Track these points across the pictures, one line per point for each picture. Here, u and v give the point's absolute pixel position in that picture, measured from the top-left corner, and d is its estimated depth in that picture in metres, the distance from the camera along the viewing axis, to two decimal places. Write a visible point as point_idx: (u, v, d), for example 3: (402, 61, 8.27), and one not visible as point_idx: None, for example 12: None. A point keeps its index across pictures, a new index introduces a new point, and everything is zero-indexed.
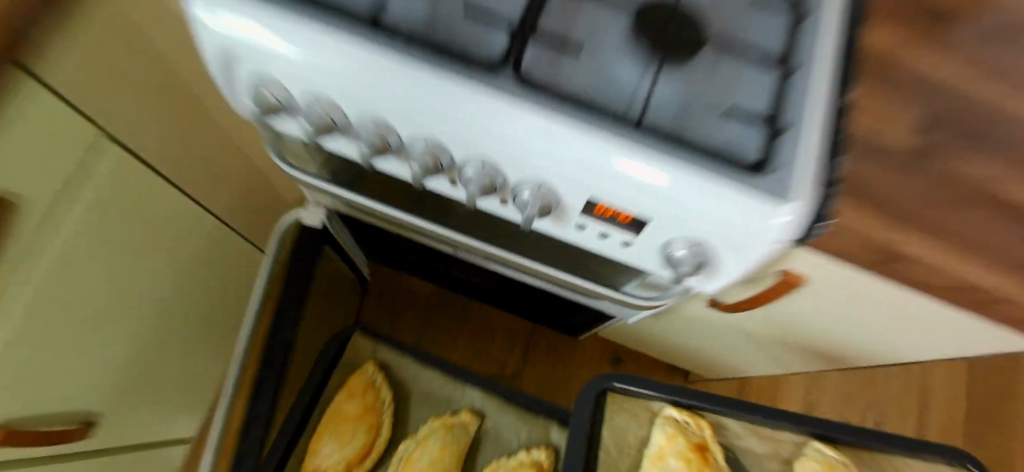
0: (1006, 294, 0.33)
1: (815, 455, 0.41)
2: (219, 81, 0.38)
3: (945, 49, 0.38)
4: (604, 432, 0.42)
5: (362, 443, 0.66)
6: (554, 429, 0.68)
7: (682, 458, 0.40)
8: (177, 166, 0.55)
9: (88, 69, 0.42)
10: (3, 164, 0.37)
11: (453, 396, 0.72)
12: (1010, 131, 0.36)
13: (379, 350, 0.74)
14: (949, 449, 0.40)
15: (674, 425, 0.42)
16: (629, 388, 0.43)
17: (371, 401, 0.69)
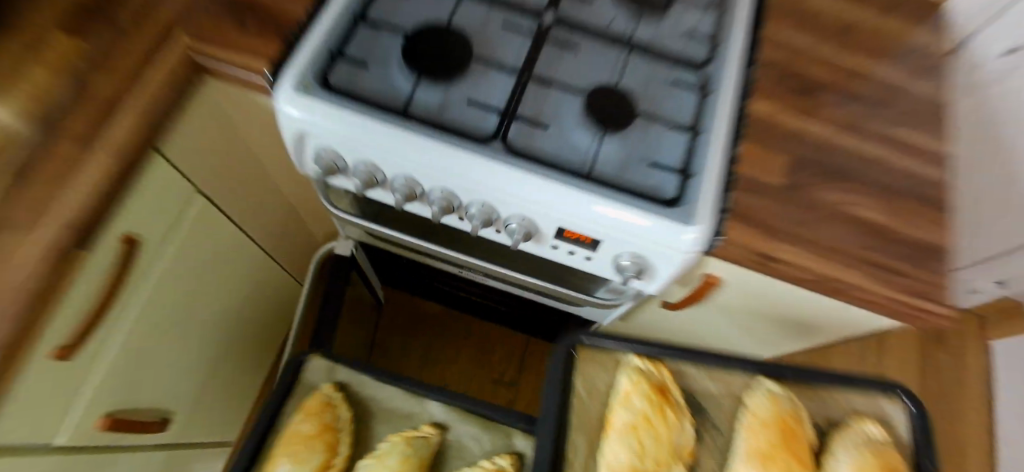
0: (853, 284, 0.48)
1: (762, 390, 0.43)
2: (291, 151, 0.53)
3: (812, 114, 0.54)
4: (576, 384, 0.44)
5: (318, 464, 0.50)
6: (518, 434, 0.54)
7: (645, 402, 0.42)
8: (242, 213, 0.69)
9: (196, 149, 0.56)
10: (141, 216, 0.52)
11: (410, 411, 0.55)
12: (851, 170, 0.52)
13: (334, 364, 0.57)
14: (879, 381, 0.44)
15: (637, 371, 0.43)
16: (598, 344, 0.45)
17: (330, 419, 0.52)
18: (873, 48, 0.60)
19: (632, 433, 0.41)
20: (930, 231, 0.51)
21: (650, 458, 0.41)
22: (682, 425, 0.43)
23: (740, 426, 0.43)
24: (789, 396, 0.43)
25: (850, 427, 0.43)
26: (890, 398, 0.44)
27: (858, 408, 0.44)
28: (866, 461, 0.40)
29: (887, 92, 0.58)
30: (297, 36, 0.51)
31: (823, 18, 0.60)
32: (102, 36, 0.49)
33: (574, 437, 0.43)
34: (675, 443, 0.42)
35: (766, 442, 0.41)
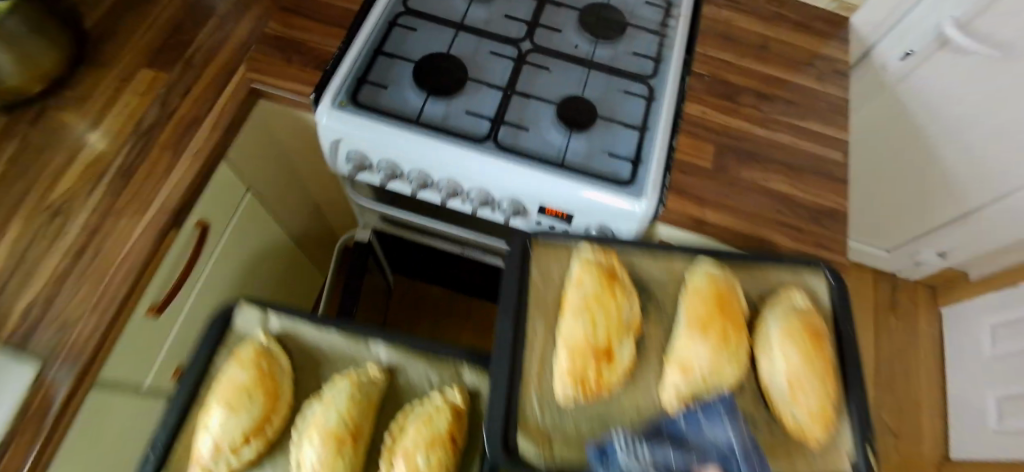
0: (770, 240, 0.62)
1: (701, 268, 0.49)
2: (327, 154, 0.67)
3: (734, 111, 0.69)
4: (531, 270, 0.50)
5: (256, 414, 0.46)
6: (466, 369, 0.52)
7: (595, 282, 0.47)
8: (281, 211, 0.83)
9: (254, 157, 0.70)
10: (214, 209, 0.65)
11: (355, 354, 0.53)
12: (766, 154, 0.67)
13: (267, 314, 0.54)
14: (805, 261, 0.51)
15: (588, 258, 0.49)
16: (550, 237, 0.52)
17: (271, 367, 0.49)
18: (788, 60, 0.73)
19: (586, 310, 0.45)
20: (830, 198, 0.65)
21: (601, 326, 0.44)
22: (630, 302, 0.47)
23: (683, 300, 0.47)
24: (724, 271, 0.49)
25: (781, 296, 0.48)
26: (811, 273, 0.51)
27: (784, 282, 0.51)
28: (792, 322, 0.45)
29: (800, 95, 0.71)
30: (331, 63, 0.64)
31: (747, 36, 0.74)
32: (182, 73, 0.64)
33: (534, 319, 0.48)
34: (623, 316, 0.46)
35: (703, 307, 0.45)
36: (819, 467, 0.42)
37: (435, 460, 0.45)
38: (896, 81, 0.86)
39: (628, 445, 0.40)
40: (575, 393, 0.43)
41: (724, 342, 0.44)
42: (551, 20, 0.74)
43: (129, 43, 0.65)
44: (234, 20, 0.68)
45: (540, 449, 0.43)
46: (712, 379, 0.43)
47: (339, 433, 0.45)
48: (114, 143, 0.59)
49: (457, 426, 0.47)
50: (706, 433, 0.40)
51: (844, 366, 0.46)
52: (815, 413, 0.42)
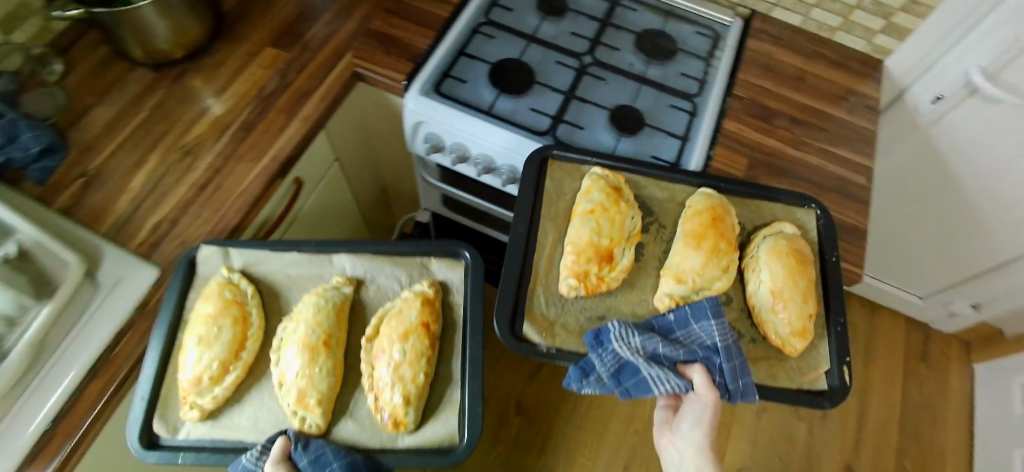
0: None
1: (703, 192, 0.59)
2: (408, 134, 0.79)
3: (769, 131, 0.76)
4: (546, 183, 0.60)
5: (234, 336, 0.52)
6: (432, 259, 0.58)
7: (603, 192, 0.57)
8: (358, 188, 0.94)
9: (345, 133, 0.82)
10: (308, 171, 0.76)
11: (319, 269, 0.58)
12: (796, 170, 0.73)
13: (227, 249, 0.58)
14: (797, 196, 0.61)
15: (596, 175, 0.59)
16: (565, 158, 0.62)
17: (240, 297, 0.54)
18: (823, 93, 0.81)
19: (591, 216, 0.56)
20: (854, 216, 0.71)
21: (605, 234, 0.55)
22: (632, 214, 0.57)
23: (682, 221, 0.57)
24: (722, 196, 0.58)
25: (772, 226, 0.58)
26: (804, 209, 0.61)
27: (778, 215, 0.61)
28: (780, 245, 0.55)
29: (833, 124, 0.78)
30: (421, 58, 0.76)
31: (788, 69, 0.82)
32: (299, 55, 0.75)
33: (545, 226, 0.58)
34: (626, 227, 0.56)
35: (700, 223, 0.55)
36: (799, 367, 0.53)
37: (413, 351, 0.52)
38: (930, 123, 0.91)
39: (621, 336, 0.48)
40: (576, 287, 0.53)
41: (714, 253, 0.54)
42: (611, 40, 0.84)
43: (257, 25, 0.78)
44: (345, 15, 0.79)
45: (543, 335, 0.52)
46: (700, 285, 0.53)
47: (311, 343, 0.51)
48: (236, 105, 0.71)
49: (431, 314, 0.54)
50: (693, 328, 0.49)
51: (827, 285, 0.57)
52: (797, 328, 0.52)
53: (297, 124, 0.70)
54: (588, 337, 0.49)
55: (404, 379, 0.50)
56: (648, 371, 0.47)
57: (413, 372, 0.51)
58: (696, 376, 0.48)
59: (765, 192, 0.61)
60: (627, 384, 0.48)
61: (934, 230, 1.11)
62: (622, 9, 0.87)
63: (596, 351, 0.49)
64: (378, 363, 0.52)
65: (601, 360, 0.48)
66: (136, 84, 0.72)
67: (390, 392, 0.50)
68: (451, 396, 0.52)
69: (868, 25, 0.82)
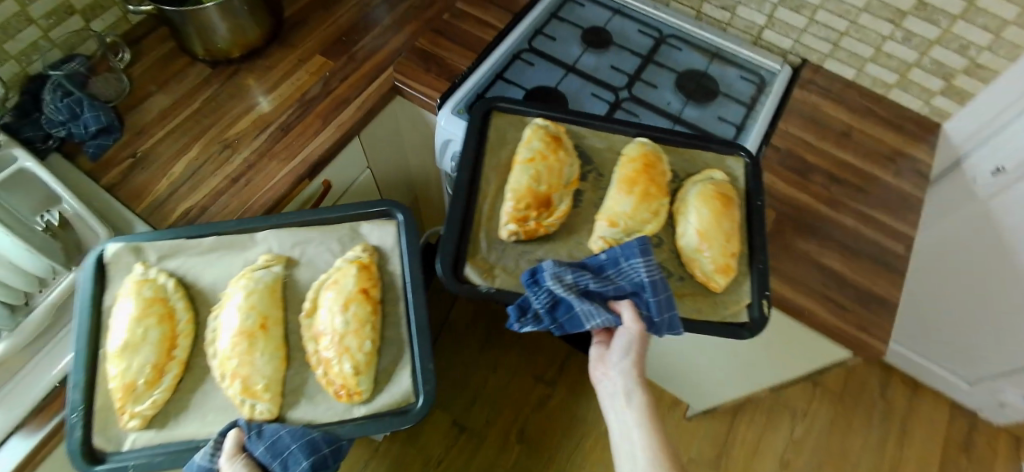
0: (804, 310, 0.66)
1: (640, 143, 0.65)
2: (436, 152, 0.80)
3: (803, 187, 0.73)
4: (490, 134, 0.67)
5: (163, 334, 0.52)
6: (361, 224, 0.61)
7: (542, 142, 0.63)
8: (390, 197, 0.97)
9: (379, 144, 0.84)
10: (338, 176, 0.79)
11: (242, 247, 0.59)
12: (827, 230, 0.71)
13: (141, 246, 0.57)
14: (727, 145, 0.68)
15: (538, 126, 0.65)
16: (510, 109, 0.68)
17: (163, 293, 0.54)
18: (869, 153, 0.77)
19: (530, 163, 0.62)
20: (885, 286, 0.67)
21: (543, 180, 0.61)
22: (569, 162, 0.63)
23: (617, 169, 0.63)
24: (654, 144, 0.65)
25: (703, 175, 0.65)
26: (734, 157, 0.67)
27: (709, 162, 0.67)
28: (706, 191, 0.61)
29: (875, 186, 0.74)
30: (459, 78, 0.78)
31: (834, 123, 0.79)
32: (345, 64, 0.79)
33: (488, 175, 0.64)
34: (564, 175, 0.62)
35: (632, 169, 0.62)
36: (722, 301, 0.59)
37: (356, 318, 0.54)
38: (987, 196, 0.85)
39: (554, 274, 0.53)
40: (515, 231, 0.59)
41: (644, 197, 0.60)
42: (650, 77, 0.83)
43: (312, 33, 0.82)
44: (396, 30, 0.83)
45: (483, 276, 0.58)
46: (630, 227, 0.59)
47: (249, 328, 0.53)
48: (278, 106, 0.75)
49: (369, 279, 0.56)
50: (624, 267, 0.54)
51: (751, 225, 0.63)
52: (719, 265, 0.58)
53: (332, 130, 0.73)
54: (526, 277, 0.55)
55: (350, 348, 0.53)
56: (579, 306, 0.52)
57: (359, 341, 0.53)
58: (624, 311, 0.54)
59: (700, 141, 0.68)
60: (562, 317, 0.54)
61: (985, 310, 1.03)
62: (667, 46, 0.86)
63: (531, 289, 0.54)
64: (320, 334, 0.54)
65: (537, 297, 0.53)
66: (194, 77, 0.77)
67: (339, 364, 0.52)
68: (404, 357, 0.55)
69: (926, 84, 0.77)
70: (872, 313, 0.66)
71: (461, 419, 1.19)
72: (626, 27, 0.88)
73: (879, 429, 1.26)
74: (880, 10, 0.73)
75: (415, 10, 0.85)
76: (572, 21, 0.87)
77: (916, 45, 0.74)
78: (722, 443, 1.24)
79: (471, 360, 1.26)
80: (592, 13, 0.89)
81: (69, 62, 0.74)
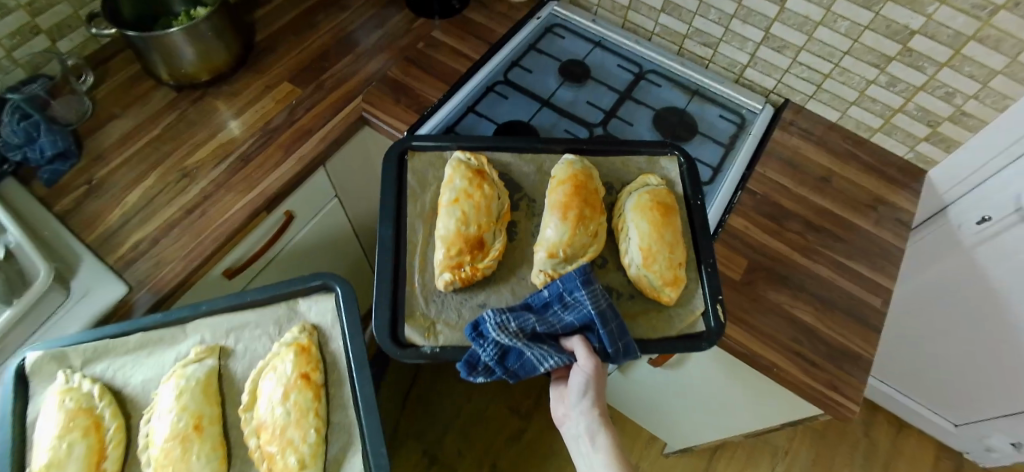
0: (772, 365, 0.63)
1: (577, 164, 0.63)
2: None
3: (778, 235, 0.71)
4: (409, 179, 0.64)
5: (90, 447, 0.54)
6: (297, 301, 0.62)
7: (466, 179, 0.61)
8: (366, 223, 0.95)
9: (350, 174, 0.83)
10: (303, 207, 0.77)
11: (170, 340, 0.60)
12: (801, 281, 0.68)
13: (64, 352, 0.58)
14: (654, 146, 0.67)
15: (459, 161, 0.64)
16: (427, 148, 0.67)
17: (86, 402, 0.56)
18: (848, 199, 0.74)
19: (456, 206, 0.60)
20: (859, 342, 0.64)
21: (472, 221, 0.59)
22: (496, 194, 0.62)
23: (549, 193, 0.62)
24: (582, 160, 0.63)
25: (639, 183, 0.64)
26: (667, 156, 0.67)
27: (643, 168, 0.66)
28: (644, 201, 0.60)
29: (853, 235, 0.72)
30: (428, 111, 0.76)
31: (813, 168, 0.76)
32: (313, 92, 0.78)
33: (415, 224, 0.62)
34: (493, 210, 0.60)
35: (563, 193, 0.60)
36: (676, 312, 0.57)
37: (297, 407, 0.56)
38: (974, 242, 0.81)
39: (497, 325, 0.51)
40: (452, 280, 0.57)
41: (580, 221, 0.58)
42: (627, 114, 0.80)
43: (283, 58, 0.80)
44: (371, 56, 0.81)
45: (426, 336, 0.56)
46: (570, 255, 0.58)
47: (181, 431, 0.55)
48: (238, 134, 0.73)
49: (308, 364, 0.58)
50: (569, 301, 0.53)
51: (693, 225, 0.62)
52: (667, 278, 0.56)
53: (293, 162, 0.72)
54: (469, 331, 0.53)
55: (293, 440, 0.55)
56: (530, 352, 0.51)
57: (302, 432, 0.55)
58: (576, 348, 0.52)
59: (630, 145, 0.67)
60: (515, 367, 0.52)
61: (973, 358, 0.99)
62: (646, 82, 0.84)
63: (477, 342, 0.52)
64: (262, 428, 0.56)
65: (484, 349, 0.52)
66: (160, 100, 0.76)
67: (284, 457, 0.55)
68: (351, 441, 0.57)
69: (911, 130, 0.74)
70: (845, 369, 0.63)
71: (433, 450, 1.16)
72: (607, 61, 0.86)
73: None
74: (863, 54, 0.70)
75: (392, 35, 0.84)
76: (551, 53, 0.86)
77: (901, 90, 0.71)
78: None
79: (445, 388, 1.23)
80: (573, 45, 0.87)
81: (30, 84, 0.72)
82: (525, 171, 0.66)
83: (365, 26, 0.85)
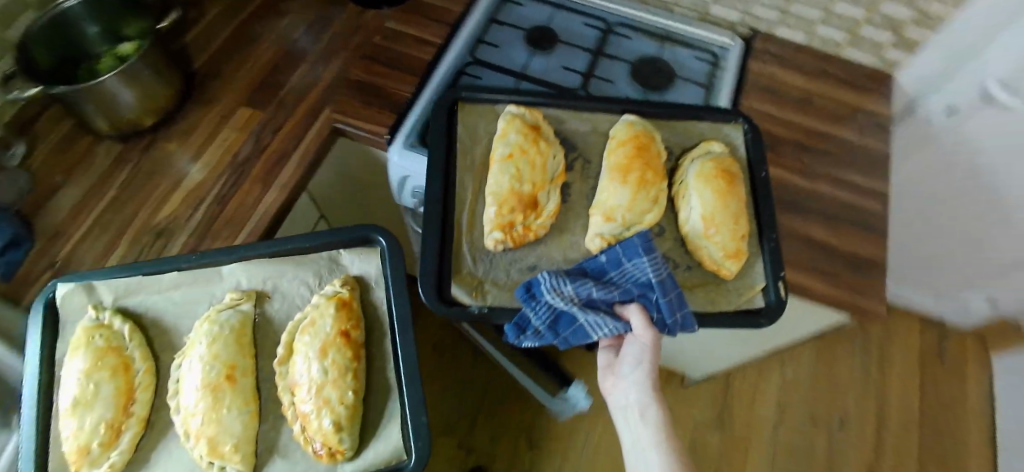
0: (802, 287, 0.65)
1: (638, 125, 0.61)
2: (394, 188, 0.75)
3: (778, 165, 0.72)
4: (459, 130, 0.61)
5: (118, 387, 0.50)
6: (342, 252, 0.58)
7: (520, 134, 0.59)
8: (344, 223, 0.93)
9: (329, 181, 0.79)
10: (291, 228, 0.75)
11: (207, 286, 0.56)
12: (808, 204, 0.70)
13: (93, 285, 0.54)
14: (725, 113, 0.64)
15: (513, 115, 0.61)
16: (478, 101, 0.63)
17: (116, 341, 0.52)
18: (830, 115, 0.76)
19: (510, 161, 0.58)
20: (872, 248, 0.68)
21: (526, 179, 0.58)
22: (552, 152, 0.60)
23: (607, 151, 0.60)
24: (644, 122, 0.61)
25: (701, 149, 0.62)
26: (732, 124, 0.64)
27: (706, 134, 0.64)
28: (709, 168, 0.59)
29: (843, 148, 0.74)
30: (403, 109, 0.71)
31: (792, 91, 0.78)
32: (275, 112, 0.71)
33: (464, 179, 0.59)
34: (548, 169, 0.59)
35: (625, 154, 0.58)
36: (734, 286, 0.57)
37: (335, 366, 0.53)
38: (941, 130, 0.85)
39: (552, 288, 0.50)
40: (503, 240, 0.56)
41: (640, 186, 0.58)
42: (604, 72, 0.78)
43: (230, 82, 0.73)
44: (324, 62, 0.75)
45: (474, 295, 0.54)
46: (628, 220, 0.57)
47: (214, 380, 0.51)
48: (202, 177, 0.67)
49: (349, 322, 0.54)
50: (627, 267, 0.51)
51: (757, 193, 0.61)
52: (729, 251, 0.56)
53: (277, 191, 0.66)
54: (521, 293, 0.51)
55: (330, 400, 0.51)
56: (583, 318, 0.50)
57: (339, 392, 0.52)
58: (633, 317, 0.51)
59: (695, 110, 0.64)
60: (565, 333, 0.51)
61: (947, 236, 1.07)
62: (614, 36, 0.82)
63: (528, 304, 0.51)
64: (298, 386, 0.53)
65: (536, 314, 0.51)
66: (105, 155, 0.67)
67: (319, 418, 0.51)
68: (389, 406, 0.53)
69: (877, 40, 0.76)
70: (866, 276, 0.66)
71: (467, 440, 1.16)
72: (570, 21, 0.83)
73: (861, 360, 1.33)
74: None
75: (342, 36, 0.78)
76: (512, 23, 0.82)
77: (864, 3, 0.73)
78: (720, 404, 1.26)
79: (461, 377, 1.22)
80: (532, 12, 0.84)
81: None
82: (582, 132, 0.63)
83: (308, 31, 0.78)
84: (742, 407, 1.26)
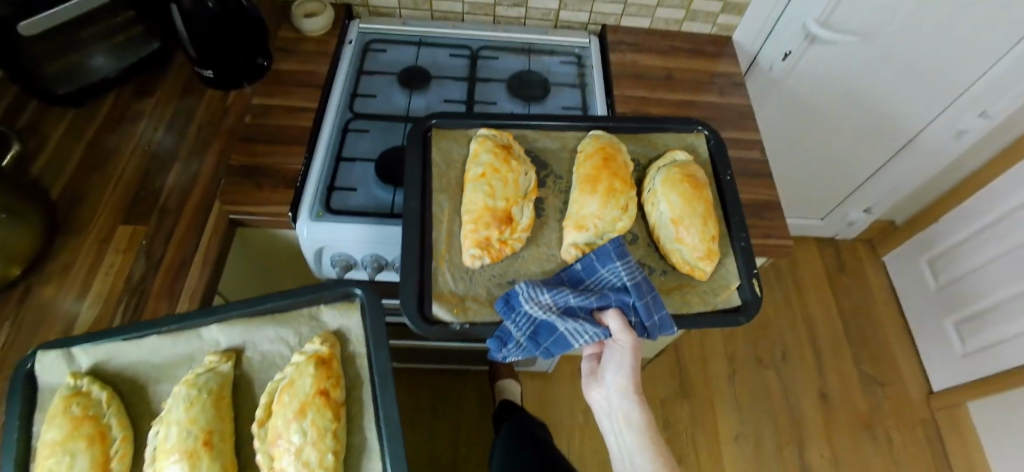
0: None
1: (603, 139, 0.63)
2: (311, 265, 0.72)
3: None
4: (435, 156, 0.63)
5: (94, 459, 0.48)
6: (323, 307, 0.56)
7: (492, 154, 0.61)
8: None
9: (231, 273, 0.75)
10: None
11: (188, 351, 0.54)
12: None
13: (72, 352, 0.52)
14: (688, 122, 0.68)
15: (485, 137, 0.63)
16: (453, 126, 0.65)
17: (94, 410, 0.50)
18: (691, 84, 0.84)
19: (484, 180, 0.59)
20: (762, 192, 0.75)
21: (499, 195, 0.59)
22: (523, 170, 0.61)
23: (576, 164, 0.63)
24: (609, 136, 0.64)
25: (666, 157, 0.65)
26: (694, 133, 0.68)
27: (671, 144, 0.67)
28: (675, 174, 0.61)
29: (711, 111, 0.81)
30: (300, 181, 0.70)
31: (653, 72, 0.84)
32: (161, 221, 0.66)
33: (440, 199, 0.60)
34: (520, 185, 0.60)
35: (592, 166, 0.60)
36: (709, 288, 0.59)
37: (314, 428, 0.50)
38: (783, 77, 0.96)
39: (529, 297, 0.52)
40: (480, 255, 0.56)
41: (610, 194, 0.59)
42: (484, 95, 0.81)
43: (100, 202, 0.67)
44: (199, 156, 0.72)
45: (455, 312, 0.54)
46: (601, 229, 0.58)
47: (190, 447, 0.49)
48: (95, 312, 0.60)
49: (328, 380, 0.52)
50: (602, 273, 0.54)
51: (723, 195, 0.64)
52: (701, 251, 0.58)
53: (185, 304, 0.65)
54: (501, 306, 0.52)
55: (310, 463, 0.50)
56: (562, 326, 0.51)
57: (319, 455, 0.50)
58: (612, 321, 0.53)
59: (655, 122, 0.68)
60: (545, 344, 0.52)
61: (817, 160, 1.21)
62: (482, 60, 0.86)
63: (509, 317, 0.52)
64: (278, 452, 0.50)
65: (517, 325, 0.52)
66: None
67: None
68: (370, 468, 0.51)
69: (709, 10, 0.85)
70: (766, 217, 0.73)
71: None
72: (436, 55, 0.86)
73: (780, 290, 1.47)
74: None
75: (209, 125, 0.75)
76: (382, 70, 0.83)
77: None
78: (677, 372, 1.33)
79: (428, 433, 1.19)
80: (397, 55, 0.85)
81: None
82: (550, 148, 0.66)
83: (171, 129, 0.74)
84: (694, 361, 1.35)
